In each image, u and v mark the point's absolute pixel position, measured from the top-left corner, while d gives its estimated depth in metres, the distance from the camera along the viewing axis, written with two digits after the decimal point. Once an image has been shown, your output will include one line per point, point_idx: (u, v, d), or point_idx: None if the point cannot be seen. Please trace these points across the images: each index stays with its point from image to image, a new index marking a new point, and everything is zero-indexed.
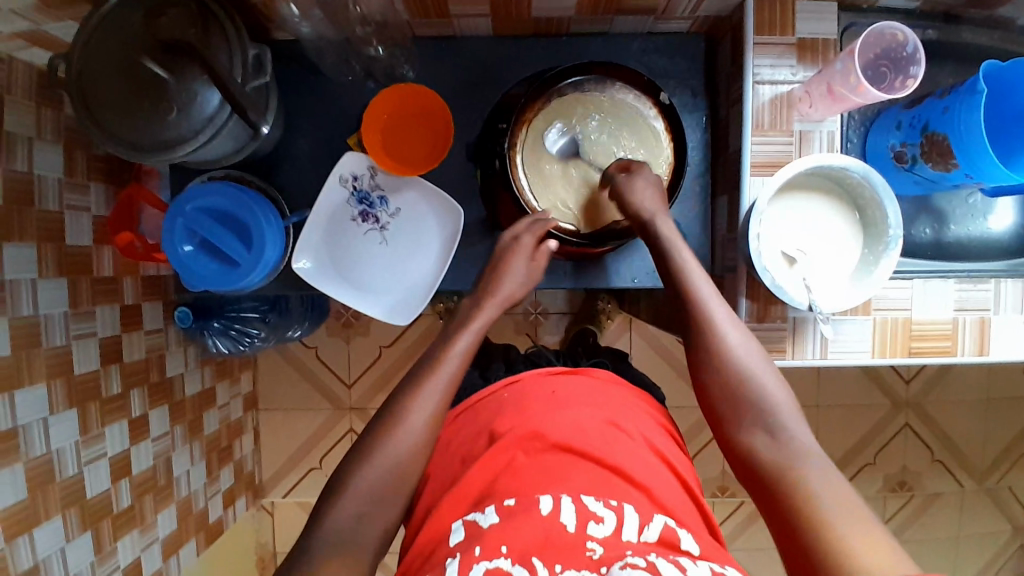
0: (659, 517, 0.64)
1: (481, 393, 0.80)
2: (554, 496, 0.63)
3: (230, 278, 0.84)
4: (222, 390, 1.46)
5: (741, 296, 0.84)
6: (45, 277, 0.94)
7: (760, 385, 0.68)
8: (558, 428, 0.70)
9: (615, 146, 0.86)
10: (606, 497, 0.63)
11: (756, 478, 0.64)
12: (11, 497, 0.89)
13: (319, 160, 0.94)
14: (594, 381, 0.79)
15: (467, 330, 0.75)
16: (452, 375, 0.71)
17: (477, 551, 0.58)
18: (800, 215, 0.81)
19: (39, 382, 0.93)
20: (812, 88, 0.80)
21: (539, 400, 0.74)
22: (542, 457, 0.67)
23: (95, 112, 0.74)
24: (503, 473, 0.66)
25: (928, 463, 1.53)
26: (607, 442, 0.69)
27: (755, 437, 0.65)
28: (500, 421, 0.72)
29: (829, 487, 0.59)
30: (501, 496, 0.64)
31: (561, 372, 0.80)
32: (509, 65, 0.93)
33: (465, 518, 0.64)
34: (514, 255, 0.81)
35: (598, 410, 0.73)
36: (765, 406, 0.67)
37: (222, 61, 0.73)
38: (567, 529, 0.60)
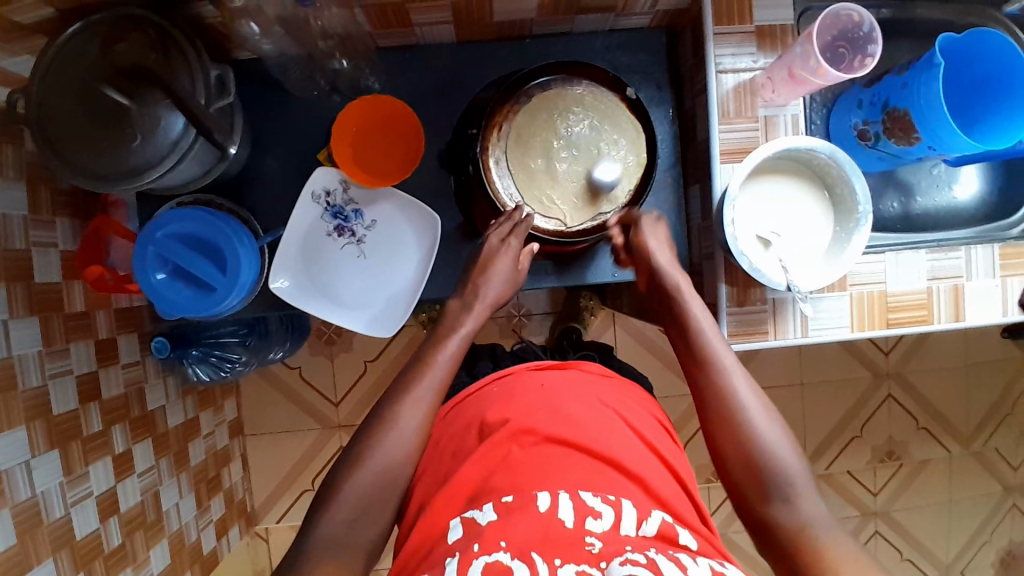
0: (656, 512, 0.65)
1: (472, 388, 0.80)
2: (551, 492, 0.64)
3: (205, 304, 0.83)
4: (206, 419, 1.43)
5: (720, 281, 0.83)
6: (15, 318, 0.95)
7: (770, 445, 0.68)
8: (551, 420, 0.71)
9: (597, 141, 0.84)
10: (604, 492, 0.65)
11: (774, 544, 0.64)
12: (1, 543, 0.89)
13: (289, 177, 0.92)
14: (583, 374, 0.79)
15: (460, 330, 0.78)
16: (443, 375, 0.74)
17: (477, 547, 0.59)
18: (771, 198, 0.81)
19: (18, 425, 0.94)
20: (774, 74, 0.81)
21: (529, 392, 0.75)
22: (533, 452, 0.68)
23: (57, 145, 0.72)
24: (499, 467, 0.67)
25: (913, 431, 1.57)
26: (601, 436, 0.70)
27: (772, 506, 0.65)
28: (492, 414, 0.73)
29: (848, 560, 0.60)
30: (498, 493, 0.65)
31: (550, 366, 0.80)
32: (474, 70, 0.93)
33: (462, 516, 0.65)
34: (499, 261, 0.82)
35: (591, 406, 0.74)
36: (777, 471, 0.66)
37: (183, 86, 0.72)
38: (566, 525, 0.61)
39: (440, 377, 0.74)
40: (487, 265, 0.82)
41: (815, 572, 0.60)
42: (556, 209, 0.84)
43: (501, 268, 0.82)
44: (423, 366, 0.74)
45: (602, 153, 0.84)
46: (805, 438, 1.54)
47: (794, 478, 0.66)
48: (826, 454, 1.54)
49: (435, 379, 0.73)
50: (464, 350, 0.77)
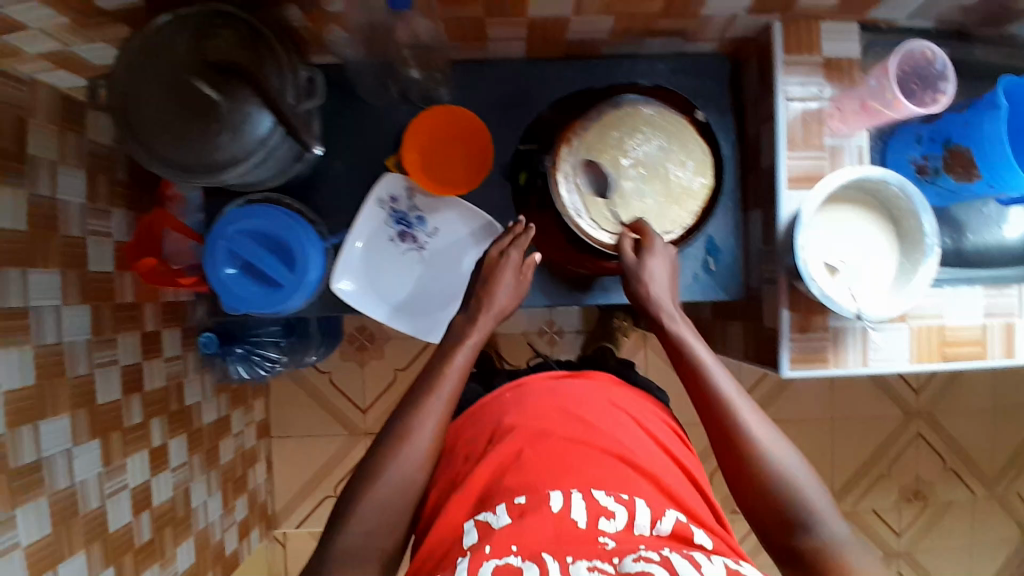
0: (670, 512, 0.67)
1: (486, 397, 0.84)
2: (564, 491, 0.65)
3: (269, 300, 0.84)
4: (237, 417, 1.43)
5: (783, 306, 0.84)
6: (69, 305, 0.97)
7: (782, 467, 0.68)
8: (563, 424, 0.74)
9: (664, 161, 0.85)
10: (617, 492, 0.67)
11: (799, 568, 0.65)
12: (36, 533, 0.90)
13: (353, 181, 0.94)
14: (596, 381, 0.83)
15: (466, 342, 0.78)
16: (454, 385, 0.75)
17: (489, 550, 0.60)
18: (838, 226, 0.82)
19: (64, 412, 0.95)
20: (844, 104, 0.85)
21: (542, 397, 0.78)
22: (546, 450, 0.70)
23: (143, 134, 0.73)
24: (511, 467, 0.69)
25: (939, 471, 1.56)
26: (613, 436, 0.74)
27: (794, 532, 0.66)
28: (505, 419, 0.76)
29: None
30: (511, 494, 0.66)
31: (565, 374, 0.84)
32: (541, 86, 0.95)
33: (475, 519, 0.66)
34: (503, 269, 0.84)
35: (604, 408, 0.78)
36: (793, 493, 0.67)
37: (272, 82, 0.73)
38: (579, 525, 0.63)
39: (452, 385, 0.75)
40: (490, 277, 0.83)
41: None
42: (621, 225, 0.85)
43: (507, 278, 0.84)
44: (439, 374, 0.75)
45: (670, 172, 0.85)
46: (832, 473, 1.53)
47: (809, 499, 0.67)
48: (852, 490, 1.53)
49: (449, 391, 0.74)
50: (470, 363, 0.78)
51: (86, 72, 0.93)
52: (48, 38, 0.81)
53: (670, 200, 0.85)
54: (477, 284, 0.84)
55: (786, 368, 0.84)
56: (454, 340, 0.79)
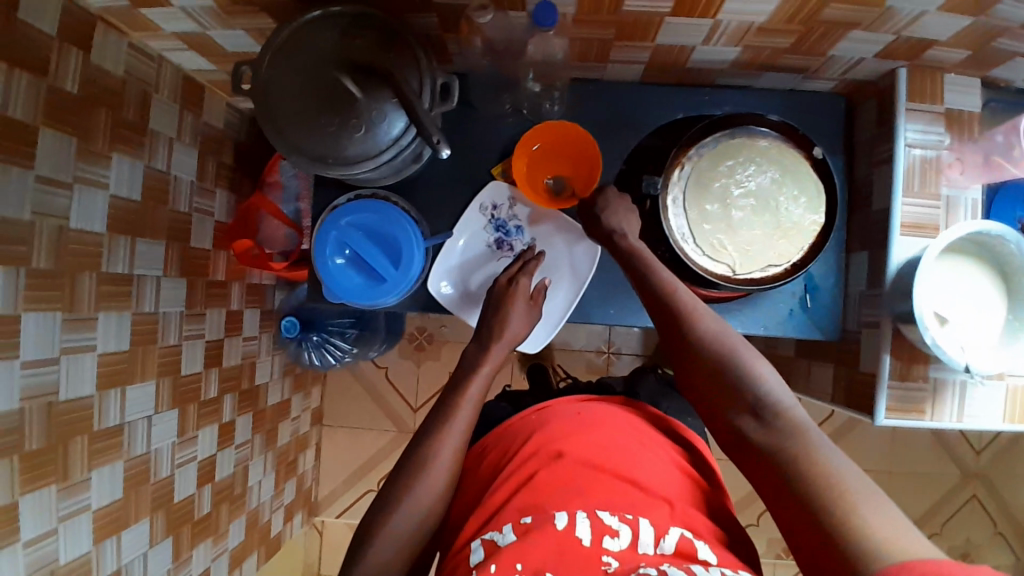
0: (674, 529, 0.68)
1: (514, 417, 0.88)
2: (570, 512, 0.68)
3: (371, 293, 0.85)
4: (297, 402, 1.46)
5: (885, 352, 0.83)
6: (168, 276, 1.00)
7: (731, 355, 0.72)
8: (579, 448, 0.77)
9: (776, 194, 0.85)
10: (622, 512, 0.69)
11: (756, 464, 0.66)
12: (110, 496, 0.91)
13: (458, 184, 0.95)
14: (618, 409, 0.86)
15: (479, 370, 0.81)
16: (469, 414, 0.78)
17: (493, 567, 0.63)
18: (950, 275, 0.81)
19: (150, 379, 0.98)
20: (966, 155, 0.84)
21: (566, 423, 0.82)
22: (558, 473, 0.74)
23: (282, 122, 0.77)
24: (524, 487, 0.73)
25: (992, 538, 1.51)
26: (629, 461, 0.76)
27: (742, 420, 0.68)
28: (526, 443, 0.80)
29: (832, 460, 0.61)
30: (517, 515, 0.70)
31: (587, 399, 0.88)
32: (652, 109, 0.96)
33: (483, 538, 0.70)
34: (516, 298, 0.87)
35: (622, 431, 0.80)
36: (738, 380, 0.70)
37: (412, 85, 0.75)
38: (582, 542, 0.65)
39: (468, 414, 0.78)
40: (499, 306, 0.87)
41: (795, 477, 0.61)
42: (726, 253, 0.85)
43: (518, 307, 0.87)
44: (455, 404, 0.78)
45: (781, 206, 0.85)
46: None
47: (761, 390, 0.68)
48: None
49: (464, 419, 0.78)
50: (485, 391, 0.80)
51: (215, 57, 0.97)
52: (193, 21, 0.84)
53: (779, 234, 0.85)
54: (488, 312, 0.87)
55: (881, 416, 0.84)
56: (468, 369, 0.82)
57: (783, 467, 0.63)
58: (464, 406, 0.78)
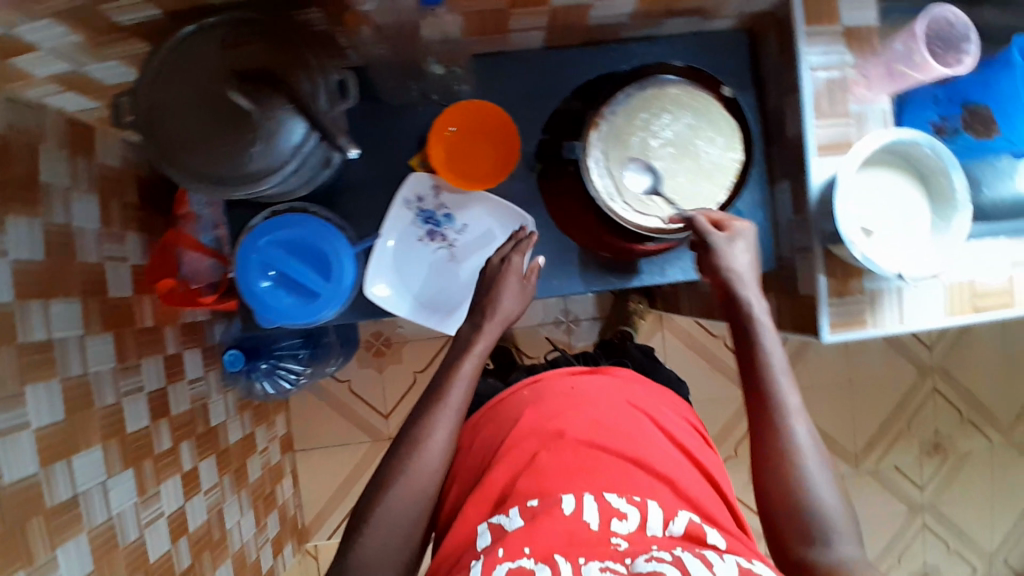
0: (682, 513, 0.71)
1: (506, 392, 0.88)
2: (576, 495, 0.70)
3: (306, 311, 0.82)
4: (261, 434, 1.42)
5: (819, 273, 0.85)
6: (92, 334, 0.94)
7: (813, 487, 0.71)
8: (579, 425, 0.78)
9: (694, 139, 0.85)
10: (629, 494, 0.71)
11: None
12: (79, 571, 0.86)
13: (376, 183, 0.92)
14: (615, 379, 0.88)
15: (472, 350, 0.81)
16: (461, 395, 0.79)
17: (502, 552, 0.64)
18: (867, 190, 0.83)
19: (95, 444, 0.92)
20: (869, 69, 0.85)
21: (560, 396, 0.83)
22: (561, 454, 0.74)
23: (174, 148, 0.71)
24: (526, 469, 0.74)
25: (958, 424, 1.59)
26: (630, 440, 0.78)
27: (810, 547, 0.70)
28: (523, 417, 0.80)
29: None
30: (523, 497, 0.71)
31: (581, 371, 0.88)
32: (561, 72, 0.93)
33: (490, 521, 0.71)
34: (506, 276, 0.85)
35: (622, 408, 0.82)
36: (815, 507, 0.70)
37: (304, 88, 0.70)
38: (591, 527, 0.66)
39: (460, 395, 0.79)
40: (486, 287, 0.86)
41: None
42: (656, 206, 0.85)
43: (511, 284, 0.85)
44: (445, 384, 0.79)
45: (701, 150, 0.85)
46: (854, 436, 1.55)
47: (831, 517, 0.70)
48: (875, 450, 1.56)
49: (457, 396, 0.78)
50: (477, 369, 0.81)
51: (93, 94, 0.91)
52: (65, 62, 0.77)
53: (702, 177, 0.86)
54: (482, 291, 0.86)
55: (826, 334, 0.85)
56: (461, 348, 0.82)
57: None
58: (455, 384, 0.79)
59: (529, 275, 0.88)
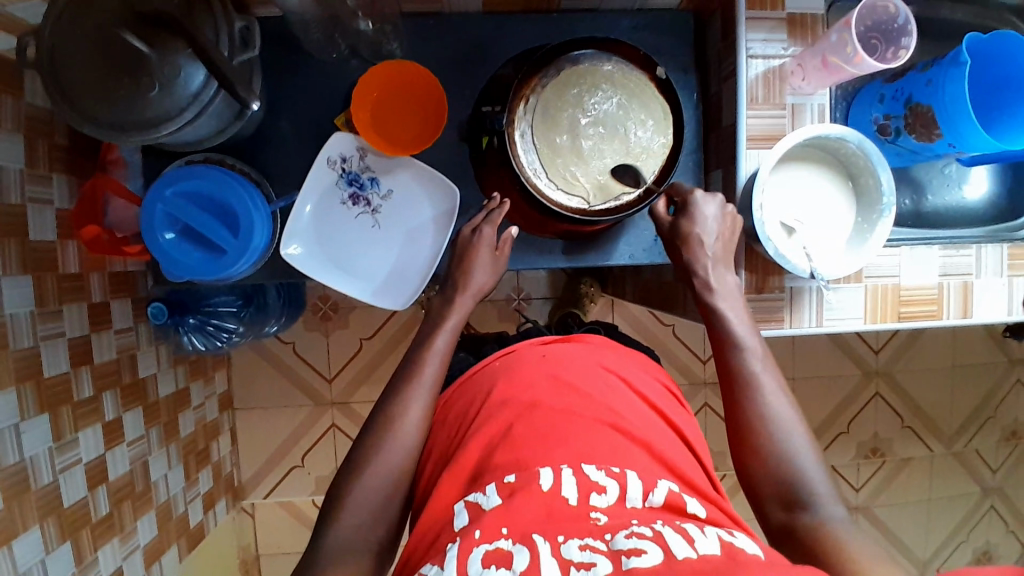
0: (663, 483, 0.66)
1: (477, 365, 0.83)
2: (554, 467, 0.65)
3: (214, 266, 0.80)
4: (196, 391, 1.41)
5: (740, 268, 0.83)
6: (9, 275, 0.91)
7: (793, 451, 0.68)
8: (553, 394, 0.73)
9: (624, 120, 0.83)
10: (608, 465, 0.66)
11: (791, 546, 0.64)
12: None
13: (303, 140, 0.90)
14: (587, 347, 0.83)
15: (445, 324, 0.81)
16: (435, 370, 0.78)
17: (478, 534, 0.60)
18: (794, 186, 0.81)
19: (8, 386, 0.90)
20: (805, 61, 0.81)
21: (533, 364, 0.77)
22: (535, 423, 0.70)
23: (68, 91, 0.69)
24: (501, 441, 0.69)
25: (898, 429, 1.59)
26: (605, 405, 0.73)
27: (794, 509, 0.66)
28: (493, 388, 0.76)
29: (869, 552, 0.60)
30: (501, 472, 0.66)
31: (555, 341, 0.83)
32: (499, 41, 0.90)
33: (466, 499, 0.66)
34: (478, 248, 0.85)
35: (595, 373, 0.77)
36: (796, 473, 0.67)
37: (207, 34, 0.69)
38: (570, 502, 0.62)
39: (434, 369, 0.78)
40: (458, 258, 0.85)
41: (826, 560, 0.60)
42: (579, 186, 0.83)
43: (482, 257, 0.85)
44: (419, 360, 0.78)
45: (630, 132, 0.83)
46: None
47: (813, 481, 0.66)
48: None
49: (432, 373, 0.77)
50: (452, 344, 0.80)
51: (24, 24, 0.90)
52: None
53: (629, 160, 0.84)
54: (454, 263, 0.86)
55: None
56: (434, 323, 0.82)
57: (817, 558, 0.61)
58: (429, 358, 0.78)
59: (502, 246, 0.87)
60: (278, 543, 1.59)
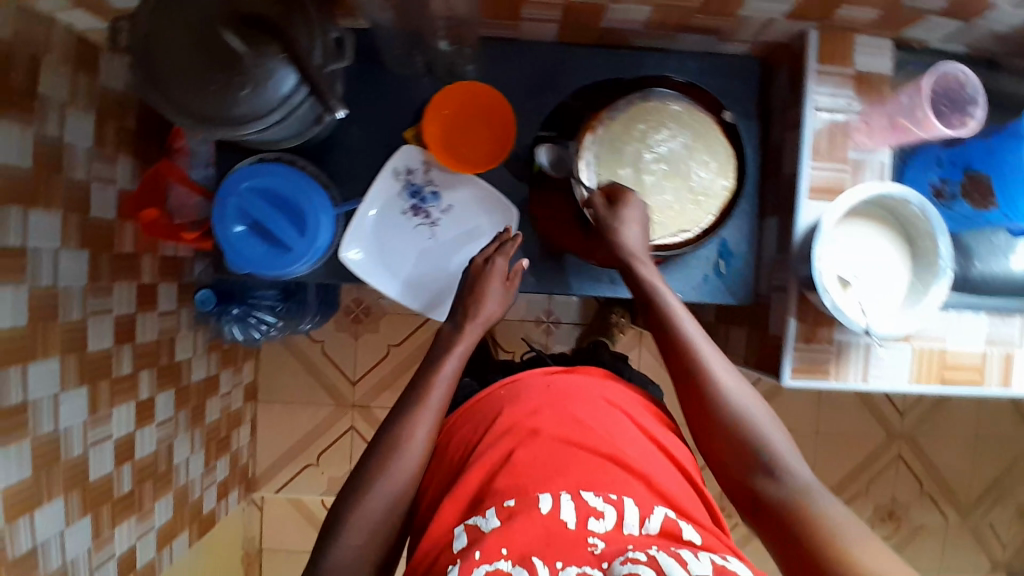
0: (659, 509, 0.68)
1: (479, 391, 0.84)
2: (553, 493, 0.66)
3: (277, 263, 0.83)
4: (226, 378, 1.43)
5: (790, 315, 0.84)
6: (67, 248, 0.94)
7: (753, 421, 0.72)
8: (555, 422, 0.74)
9: (689, 159, 0.84)
10: (607, 492, 0.67)
11: (767, 517, 0.68)
12: (16, 474, 0.86)
13: (370, 148, 0.92)
14: (589, 376, 0.84)
15: (454, 350, 0.80)
16: (442, 395, 0.77)
17: (478, 555, 0.62)
18: (849, 240, 0.82)
19: (52, 355, 0.92)
20: (872, 119, 0.84)
21: (537, 392, 0.79)
22: (536, 449, 0.71)
23: (161, 80, 0.72)
24: (504, 465, 0.70)
25: (916, 494, 1.58)
26: (604, 434, 0.74)
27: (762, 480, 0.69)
28: (497, 414, 0.77)
29: (839, 519, 0.63)
30: (501, 496, 0.67)
31: (558, 370, 0.84)
32: (569, 70, 0.93)
33: (465, 522, 0.67)
34: (491, 277, 0.84)
35: (595, 400, 0.79)
36: (759, 443, 0.70)
37: (301, 39, 0.71)
38: (568, 525, 0.64)
39: (441, 395, 0.77)
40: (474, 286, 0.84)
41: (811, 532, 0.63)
42: None
43: (493, 288, 0.84)
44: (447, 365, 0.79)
45: (693, 172, 0.85)
46: None
47: (777, 453, 0.70)
48: None
49: (438, 398, 0.77)
50: (459, 369, 0.79)
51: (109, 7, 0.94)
52: None
53: (691, 200, 0.85)
54: (464, 292, 0.85)
55: (787, 376, 0.85)
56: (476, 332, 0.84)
57: (797, 527, 0.64)
58: (437, 383, 0.77)
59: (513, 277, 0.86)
60: (284, 539, 1.60)
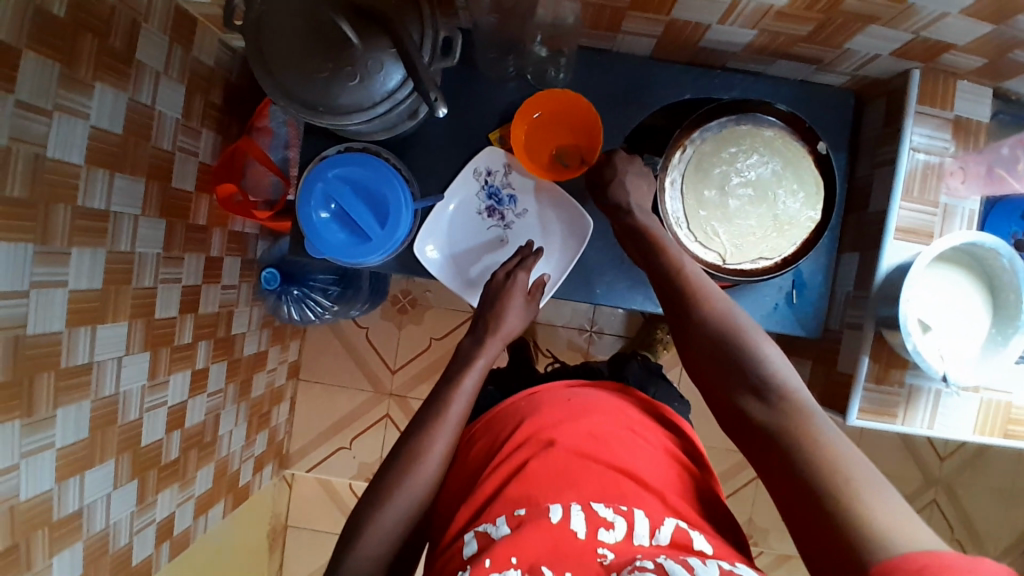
0: (670, 520, 0.66)
1: (500, 403, 0.85)
2: (564, 504, 0.66)
3: (354, 252, 0.84)
4: (273, 354, 1.45)
5: (864, 354, 0.84)
6: (147, 215, 0.95)
7: (749, 348, 0.68)
8: (570, 435, 0.75)
9: (776, 186, 0.84)
10: (616, 503, 0.66)
11: (761, 446, 0.64)
12: (73, 436, 0.86)
13: (453, 147, 0.93)
14: (605, 394, 0.84)
15: (473, 364, 0.79)
16: (462, 411, 0.76)
17: (488, 562, 0.60)
18: (936, 285, 0.81)
19: (121, 319, 0.92)
20: (970, 165, 0.84)
21: (557, 406, 0.79)
22: (551, 461, 0.71)
23: (271, 61, 0.73)
24: (518, 474, 0.71)
25: (947, 542, 1.55)
26: (618, 450, 0.73)
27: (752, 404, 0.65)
28: (514, 427, 0.78)
29: (836, 441, 0.59)
30: (512, 505, 0.67)
31: (575, 385, 0.85)
32: (659, 87, 0.92)
33: (476, 528, 0.67)
34: (514, 293, 0.86)
35: (610, 415, 0.79)
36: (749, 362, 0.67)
37: (412, 34, 0.72)
38: (577, 536, 0.63)
39: (461, 411, 0.76)
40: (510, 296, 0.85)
41: (805, 462, 0.59)
42: (717, 242, 0.84)
43: (515, 302, 0.86)
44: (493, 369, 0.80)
45: (779, 199, 0.84)
46: None
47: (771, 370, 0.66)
48: None
49: (456, 413, 0.76)
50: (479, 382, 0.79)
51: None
52: None
53: (775, 227, 0.85)
54: (486, 307, 0.86)
55: (853, 416, 0.85)
56: None
57: (789, 449, 0.60)
58: (456, 397, 0.76)
59: (535, 292, 0.88)
60: (309, 518, 1.62)
